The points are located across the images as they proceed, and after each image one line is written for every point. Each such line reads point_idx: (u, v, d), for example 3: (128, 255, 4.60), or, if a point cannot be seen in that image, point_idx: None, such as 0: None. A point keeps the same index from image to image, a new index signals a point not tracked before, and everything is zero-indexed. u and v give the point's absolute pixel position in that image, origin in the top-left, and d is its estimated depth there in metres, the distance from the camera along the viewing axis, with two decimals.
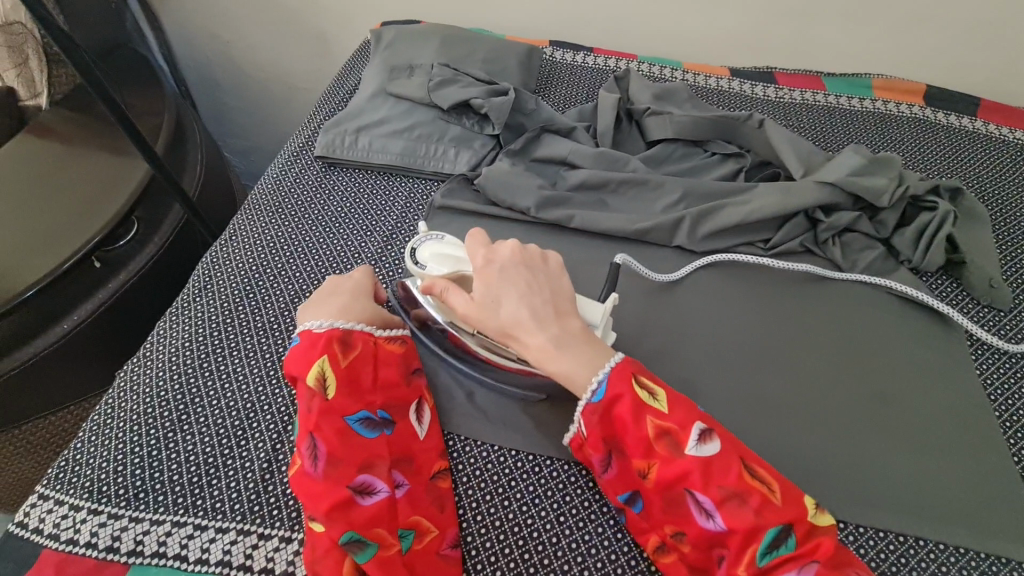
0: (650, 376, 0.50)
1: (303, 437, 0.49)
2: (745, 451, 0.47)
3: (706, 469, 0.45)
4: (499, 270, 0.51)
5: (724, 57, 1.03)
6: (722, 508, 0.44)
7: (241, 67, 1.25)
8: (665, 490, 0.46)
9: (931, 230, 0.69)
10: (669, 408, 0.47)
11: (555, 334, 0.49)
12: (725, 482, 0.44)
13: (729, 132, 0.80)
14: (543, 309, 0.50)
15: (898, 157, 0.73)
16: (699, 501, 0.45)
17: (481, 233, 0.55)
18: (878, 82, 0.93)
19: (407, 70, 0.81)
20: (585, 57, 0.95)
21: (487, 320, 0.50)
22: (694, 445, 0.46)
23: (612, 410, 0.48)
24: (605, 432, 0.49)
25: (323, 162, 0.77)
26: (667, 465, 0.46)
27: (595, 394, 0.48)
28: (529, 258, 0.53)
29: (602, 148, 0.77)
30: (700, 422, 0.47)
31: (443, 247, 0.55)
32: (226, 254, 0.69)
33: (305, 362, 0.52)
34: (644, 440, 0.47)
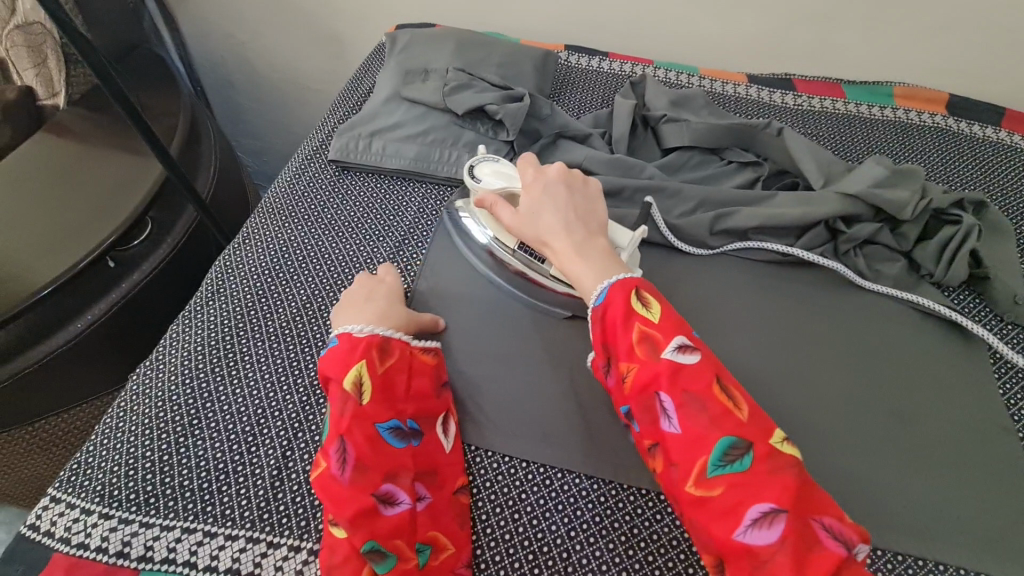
0: (651, 291, 0.51)
1: (333, 434, 0.49)
2: (727, 376, 0.47)
3: (678, 375, 0.46)
4: (541, 185, 0.59)
5: (741, 63, 1.01)
6: (682, 411, 0.45)
7: (256, 68, 1.25)
8: (640, 393, 0.47)
9: (954, 244, 0.67)
10: (658, 319, 0.49)
11: (577, 244, 0.55)
12: (693, 389, 0.45)
13: (746, 140, 0.79)
14: (573, 222, 0.56)
15: (921, 169, 0.72)
16: (665, 405, 0.46)
17: (531, 158, 0.63)
18: (899, 90, 0.92)
19: (422, 74, 0.81)
20: (601, 62, 0.94)
21: (525, 228, 0.58)
22: (672, 352, 0.47)
23: (604, 315, 0.51)
24: (601, 337, 0.51)
25: (337, 165, 0.77)
26: (644, 368, 0.47)
27: (596, 297, 0.52)
28: (571, 179, 0.60)
29: (617, 155, 0.77)
30: (684, 336, 0.48)
31: (500, 168, 0.65)
32: (239, 256, 0.69)
33: (341, 364, 0.52)
34: (628, 343, 0.49)
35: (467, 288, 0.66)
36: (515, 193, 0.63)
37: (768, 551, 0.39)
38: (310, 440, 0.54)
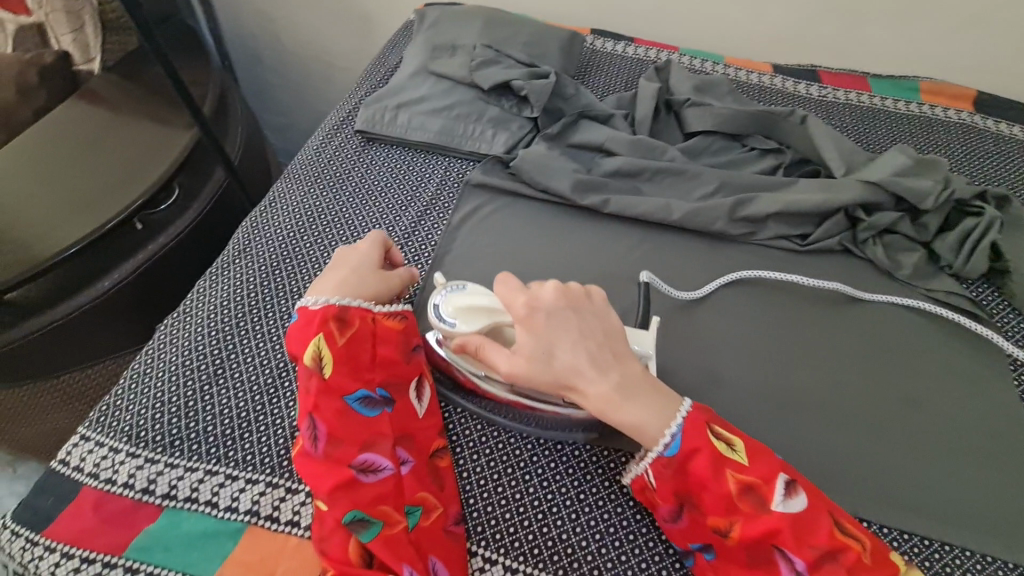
0: (722, 424, 0.49)
1: (303, 416, 0.49)
2: (830, 506, 0.46)
3: (798, 527, 0.44)
4: (546, 318, 0.50)
5: (767, 54, 1.01)
6: (815, 569, 0.43)
7: (283, 44, 1.27)
8: (750, 547, 0.45)
9: (975, 236, 0.67)
10: (750, 461, 0.47)
11: (616, 385, 0.48)
12: (817, 542, 0.44)
13: (769, 128, 0.79)
14: (599, 356, 0.49)
15: (945, 160, 0.72)
16: (791, 561, 0.44)
17: (510, 276, 0.53)
18: (925, 85, 0.91)
19: (450, 49, 0.82)
20: (626, 47, 0.94)
21: (541, 378, 0.49)
22: (782, 502, 0.45)
23: (686, 465, 0.47)
24: (678, 486, 0.47)
25: (363, 136, 0.79)
26: (753, 523, 0.45)
27: (668, 448, 0.47)
28: (573, 299, 0.51)
29: (639, 136, 0.77)
30: (784, 474, 0.46)
31: (470, 302, 0.53)
32: (265, 219, 0.71)
33: (302, 343, 0.53)
34: (727, 497, 0.45)
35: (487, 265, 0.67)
36: (502, 325, 0.52)
37: None
38: None
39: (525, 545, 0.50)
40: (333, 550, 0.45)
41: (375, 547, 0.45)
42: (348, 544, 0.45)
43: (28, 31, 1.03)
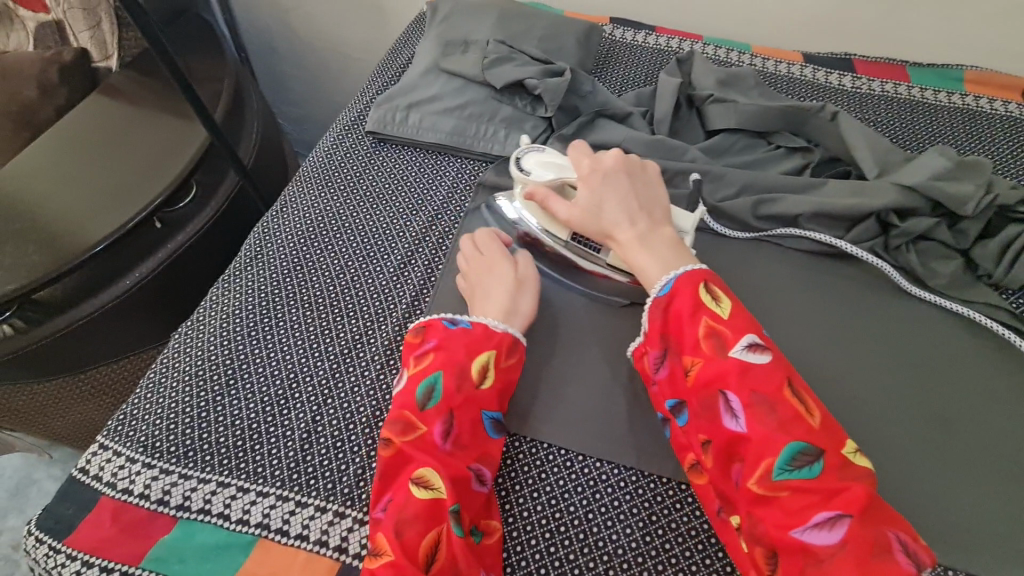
0: (719, 286, 0.51)
1: (442, 406, 0.51)
2: (795, 377, 0.47)
3: (746, 374, 0.46)
4: (602, 175, 0.58)
5: (798, 42, 0.96)
6: (749, 411, 0.45)
7: (298, 35, 1.26)
8: (703, 390, 0.47)
9: (1019, 244, 0.63)
10: (729, 315, 0.49)
11: (644, 236, 0.56)
12: (762, 390, 0.45)
13: (798, 125, 0.75)
14: (637, 213, 0.57)
15: (990, 161, 0.67)
16: (730, 404, 0.46)
17: (582, 145, 0.62)
18: (970, 75, 0.85)
19: (462, 45, 0.79)
20: (647, 37, 0.90)
21: (587, 223, 0.58)
22: (741, 351, 0.47)
23: (668, 310, 0.51)
24: (663, 327, 0.52)
25: (373, 137, 0.77)
26: (710, 363, 0.47)
27: (662, 288, 0.52)
28: (631, 167, 0.60)
29: (658, 136, 0.74)
30: (755, 335, 0.48)
31: (548, 159, 0.62)
32: (276, 225, 0.70)
33: (467, 348, 0.54)
34: (694, 338, 0.49)
35: None
36: (567, 182, 0.61)
37: (826, 551, 0.40)
38: (339, 407, 0.56)
39: (530, 564, 0.49)
40: (410, 533, 0.45)
41: (455, 547, 0.45)
42: (427, 534, 0.46)
43: (48, 29, 1.04)
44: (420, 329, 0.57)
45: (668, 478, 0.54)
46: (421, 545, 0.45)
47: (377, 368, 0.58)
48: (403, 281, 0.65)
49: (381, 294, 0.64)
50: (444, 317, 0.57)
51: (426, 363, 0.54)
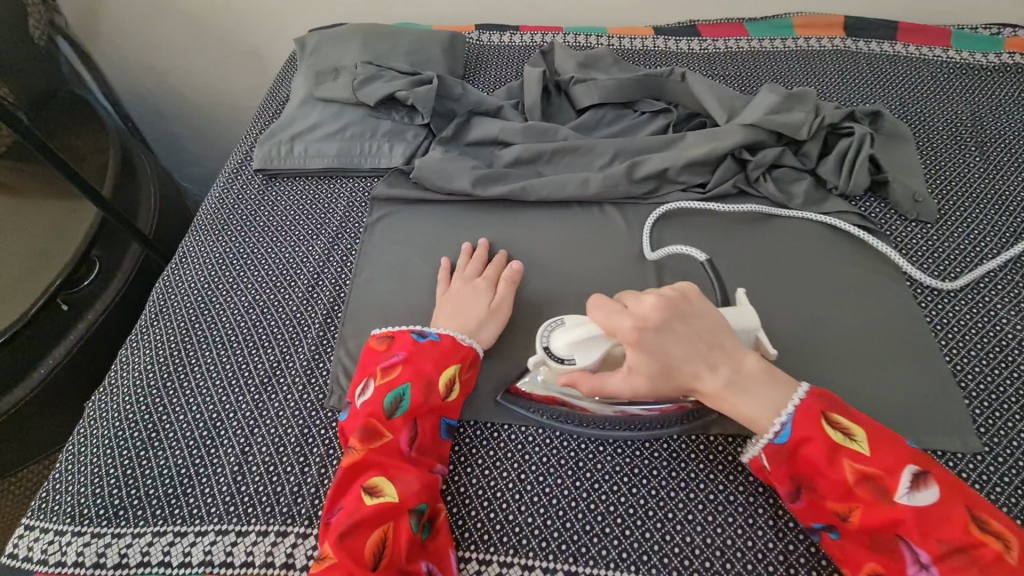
0: (842, 412, 0.47)
1: (406, 417, 0.53)
2: (972, 501, 0.43)
3: (921, 520, 0.43)
4: (655, 335, 0.50)
5: (648, 18, 1.05)
6: (939, 561, 0.42)
7: (184, 95, 1.26)
8: (873, 533, 0.45)
9: (852, 154, 0.71)
10: (871, 451, 0.45)
11: (732, 382, 0.49)
12: (944, 534, 0.42)
13: (655, 90, 0.83)
14: (710, 358, 0.50)
15: (813, 90, 0.76)
16: (914, 552, 0.43)
17: (602, 301, 0.52)
18: (798, 20, 0.95)
19: (333, 73, 0.83)
20: (512, 36, 0.96)
21: (666, 385, 0.50)
22: (905, 494, 0.44)
23: (799, 451, 0.47)
24: (792, 471, 0.48)
25: (263, 174, 0.79)
26: (872, 512, 0.44)
27: (781, 437, 0.47)
28: (673, 306, 0.51)
29: (531, 122, 0.79)
30: (911, 465, 0.44)
31: (573, 331, 0.52)
32: (179, 277, 0.71)
33: (434, 362, 0.56)
34: (843, 485, 0.45)
35: (404, 277, 0.68)
36: (612, 353, 0.51)
37: None
38: (267, 434, 0.57)
39: (474, 534, 0.52)
40: (356, 537, 0.47)
41: (401, 544, 0.47)
42: (373, 534, 0.48)
43: None
44: (390, 336, 0.59)
45: (589, 425, 0.57)
46: (366, 545, 0.47)
47: (299, 389, 0.60)
48: (313, 303, 0.67)
49: (292, 320, 0.65)
50: (414, 330, 0.59)
51: (393, 375, 0.55)
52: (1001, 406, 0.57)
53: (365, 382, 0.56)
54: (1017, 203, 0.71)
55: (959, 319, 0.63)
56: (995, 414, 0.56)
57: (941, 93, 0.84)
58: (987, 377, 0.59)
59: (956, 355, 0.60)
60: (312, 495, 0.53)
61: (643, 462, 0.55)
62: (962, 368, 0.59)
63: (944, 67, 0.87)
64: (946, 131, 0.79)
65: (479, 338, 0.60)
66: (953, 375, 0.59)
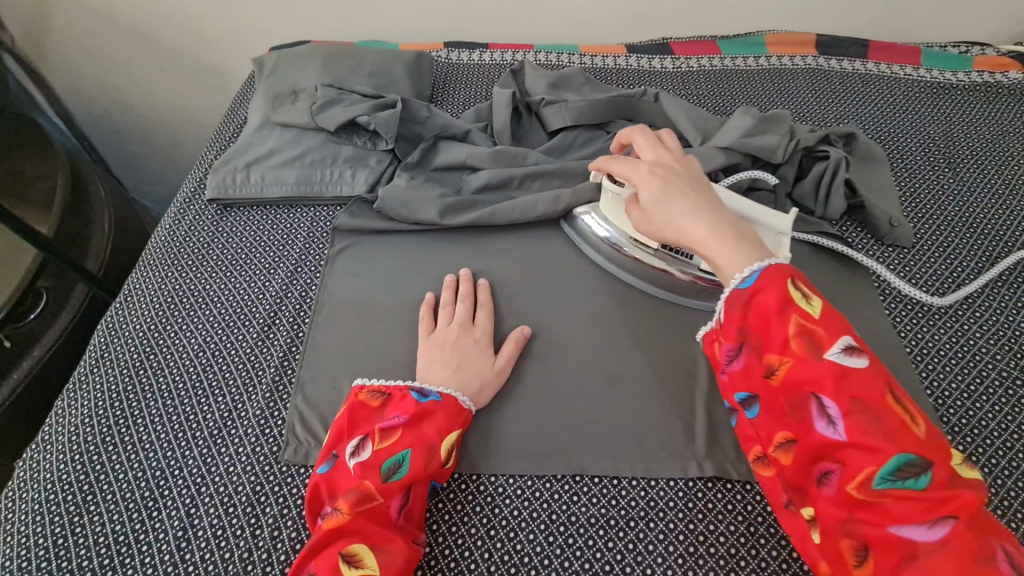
0: (807, 283, 0.47)
1: (402, 484, 0.49)
2: (895, 384, 0.43)
3: (845, 378, 0.42)
4: (671, 174, 0.55)
5: (621, 36, 1.03)
6: (849, 418, 0.41)
7: (141, 113, 1.20)
8: (793, 390, 0.43)
9: (827, 178, 0.70)
10: (821, 315, 0.44)
11: (722, 226, 0.51)
12: (862, 396, 0.41)
13: (627, 111, 0.80)
14: (711, 208, 0.53)
15: (787, 112, 0.74)
16: (824, 408, 0.42)
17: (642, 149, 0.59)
18: (770, 38, 0.94)
19: (292, 95, 0.79)
20: (481, 55, 0.94)
21: (658, 223, 0.54)
22: (837, 354, 0.43)
23: (753, 301, 0.47)
24: (742, 321, 0.47)
25: (217, 204, 0.75)
26: (803, 364, 0.43)
27: (743, 280, 0.47)
28: (697, 172, 0.57)
29: (500, 146, 0.76)
30: (850, 338, 0.43)
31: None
32: (124, 317, 0.66)
33: (439, 427, 0.52)
34: (782, 337, 0.44)
35: (365, 315, 0.64)
36: None
37: (923, 548, 0.37)
38: (216, 492, 0.53)
39: None
40: None
41: None
42: None
43: None
44: (390, 392, 0.54)
45: (563, 473, 0.54)
46: None
47: (252, 441, 0.56)
48: (268, 345, 0.62)
49: (245, 363, 0.61)
50: (415, 388, 0.54)
51: (395, 438, 0.50)
52: (985, 441, 0.55)
53: (361, 439, 0.51)
54: (990, 226, 0.71)
55: (939, 348, 0.61)
56: (978, 449, 0.54)
57: (912, 112, 0.83)
58: (968, 410, 0.57)
59: (937, 388, 0.58)
60: (264, 562, 0.49)
61: (619, 513, 0.52)
62: (944, 401, 0.57)
63: (914, 86, 0.87)
64: (919, 151, 0.78)
65: (475, 399, 0.56)
66: (935, 409, 0.57)
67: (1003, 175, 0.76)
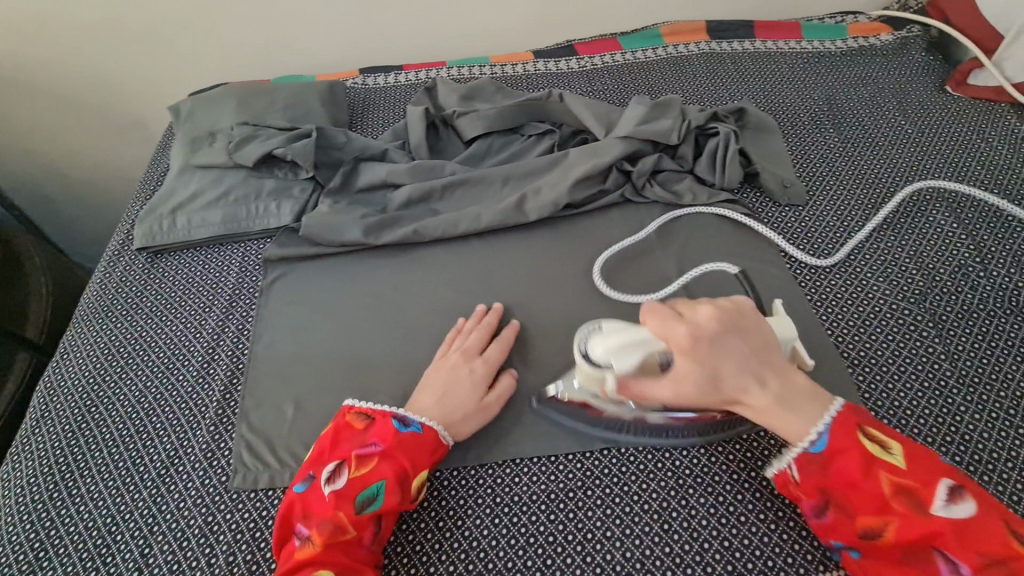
0: (875, 426, 0.49)
1: (374, 514, 0.50)
2: (1005, 514, 0.44)
3: (961, 532, 0.43)
4: (712, 347, 0.48)
5: (529, 43, 1.08)
6: (982, 573, 0.42)
7: (69, 175, 1.20)
8: (911, 549, 0.44)
9: (722, 152, 0.75)
10: (907, 464, 0.46)
11: (778, 395, 0.49)
12: (982, 546, 0.42)
13: (536, 113, 0.85)
14: (762, 372, 0.49)
15: (677, 97, 0.80)
16: (954, 567, 0.43)
17: (657, 307, 0.49)
18: (665, 29, 1.00)
19: (209, 137, 0.81)
20: (396, 76, 0.97)
21: (709, 398, 0.50)
22: (944, 506, 0.44)
23: (833, 462, 0.48)
24: (826, 484, 0.48)
25: (147, 253, 0.76)
26: (911, 523, 0.44)
27: (815, 443, 0.48)
28: (731, 318, 0.49)
29: (418, 161, 0.80)
30: (946, 479, 0.45)
31: (616, 340, 0.50)
32: (62, 374, 0.66)
33: (415, 456, 0.53)
34: (880, 497, 0.46)
35: (303, 339, 0.66)
36: (653, 360, 0.49)
37: None
38: (169, 529, 0.54)
39: None
40: None
41: None
42: None
43: None
44: (373, 416, 0.56)
45: (503, 459, 0.57)
46: None
47: (200, 475, 0.57)
48: (209, 382, 0.64)
49: (188, 402, 0.62)
50: (397, 415, 0.55)
51: (370, 467, 0.52)
52: (881, 369, 0.60)
53: (338, 467, 0.52)
54: (873, 175, 0.77)
55: (836, 291, 0.67)
56: (876, 377, 0.60)
57: (798, 82, 0.90)
58: (865, 342, 0.62)
59: (837, 328, 0.64)
60: None
61: (559, 487, 0.55)
62: (845, 339, 0.63)
63: (798, 58, 0.94)
64: (806, 117, 0.85)
65: (452, 428, 0.56)
66: (837, 348, 0.62)
67: (881, 129, 0.83)
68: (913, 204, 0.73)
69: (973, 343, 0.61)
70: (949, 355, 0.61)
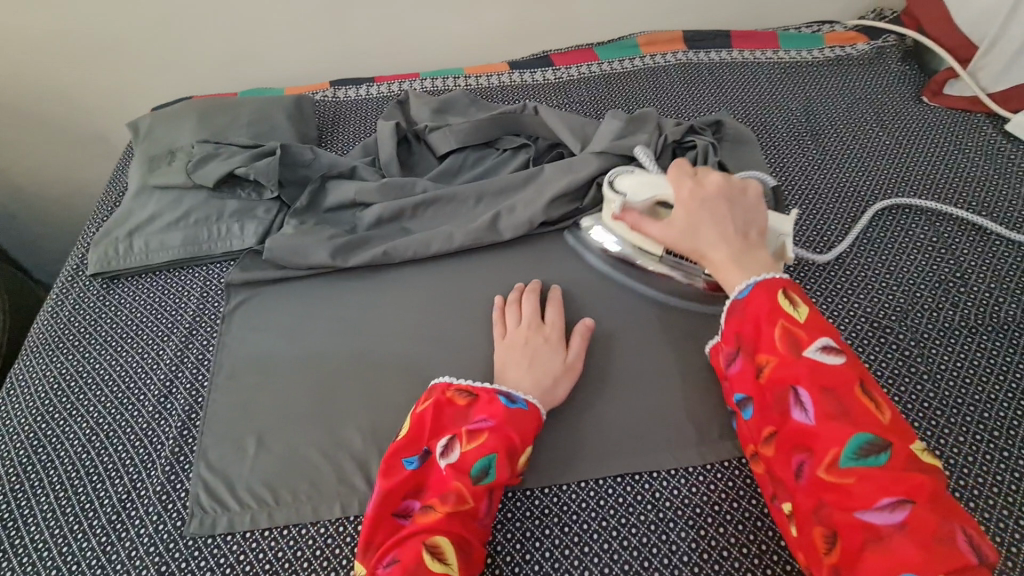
0: (797, 292, 0.51)
1: (489, 487, 0.48)
2: (868, 378, 0.47)
3: (823, 374, 0.46)
4: (700, 202, 0.58)
5: (505, 53, 1.06)
6: (824, 408, 0.45)
7: (30, 192, 1.15)
8: (776, 385, 0.48)
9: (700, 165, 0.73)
10: (805, 319, 0.48)
11: (737, 256, 0.54)
12: (837, 391, 0.45)
13: (510, 126, 0.82)
14: (734, 236, 0.55)
15: (653, 110, 0.78)
16: (801, 398, 0.46)
17: (682, 167, 0.61)
18: (642, 39, 0.99)
19: (168, 156, 0.78)
20: (367, 89, 0.94)
21: (682, 244, 0.58)
22: (817, 352, 0.47)
23: (745, 312, 0.51)
24: (738, 326, 0.52)
25: (102, 279, 0.72)
26: (785, 364, 0.47)
27: (741, 291, 0.52)
28: (731, 190, 0.58)
29: (387, 178, 0.77)
30: (832, 337, 0.48)
31: (641, 177, 0.63)
32: (8, 412, 0.62)
33: (523, 432, 0.51)
34: (768, 338, 0.49)
35: (266, 368, 0.63)
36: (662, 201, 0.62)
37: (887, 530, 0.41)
38: None
39: None
40: None
41: None
42: None
43: None
44: (478, 394, 0.53)
45: None
46: None
47: (155, 519, 0.54)
48: (165, 417, 0.60)
49: (142, 439, 0.59)
50: (502, 391, 0.53)
51: (481, 441, 0.50)
52: None
53: (449, 440, 0.50)
54: (852, 186, 0.76)
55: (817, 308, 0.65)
56: None
57: (775, 92, 0.89)
58: None
59: None
60: None
61: (535, 524, 0.52)
62: None
63: (775, 68, 0.93)
64: (784, 128, 0.84)
65: (551, 399, 0.55)
66: None
67: (860, 139, 0.82)
68: (891, 218, 0.72)
69: (955, 360, 0.60)
70: (932, 374, 0.59)
